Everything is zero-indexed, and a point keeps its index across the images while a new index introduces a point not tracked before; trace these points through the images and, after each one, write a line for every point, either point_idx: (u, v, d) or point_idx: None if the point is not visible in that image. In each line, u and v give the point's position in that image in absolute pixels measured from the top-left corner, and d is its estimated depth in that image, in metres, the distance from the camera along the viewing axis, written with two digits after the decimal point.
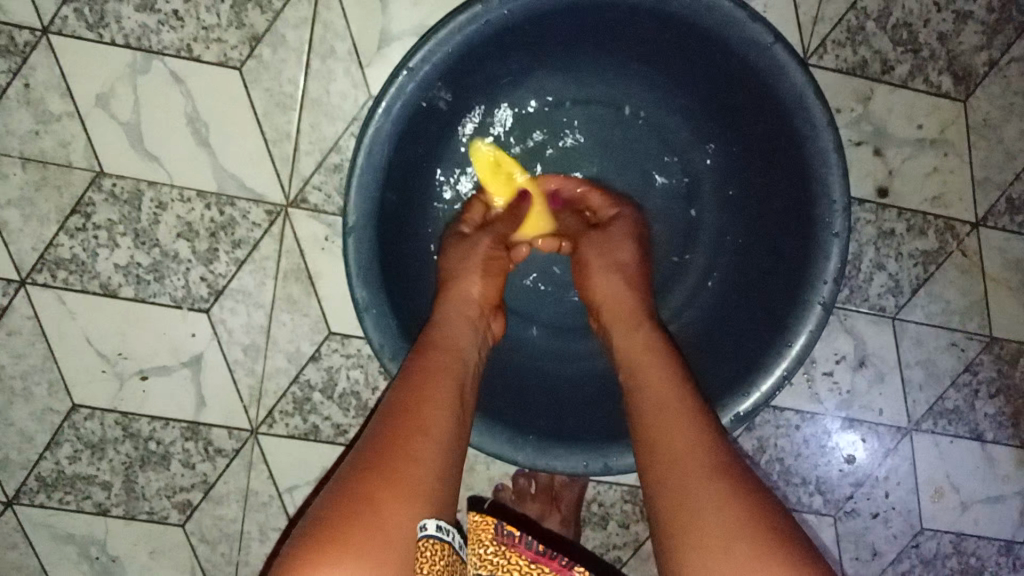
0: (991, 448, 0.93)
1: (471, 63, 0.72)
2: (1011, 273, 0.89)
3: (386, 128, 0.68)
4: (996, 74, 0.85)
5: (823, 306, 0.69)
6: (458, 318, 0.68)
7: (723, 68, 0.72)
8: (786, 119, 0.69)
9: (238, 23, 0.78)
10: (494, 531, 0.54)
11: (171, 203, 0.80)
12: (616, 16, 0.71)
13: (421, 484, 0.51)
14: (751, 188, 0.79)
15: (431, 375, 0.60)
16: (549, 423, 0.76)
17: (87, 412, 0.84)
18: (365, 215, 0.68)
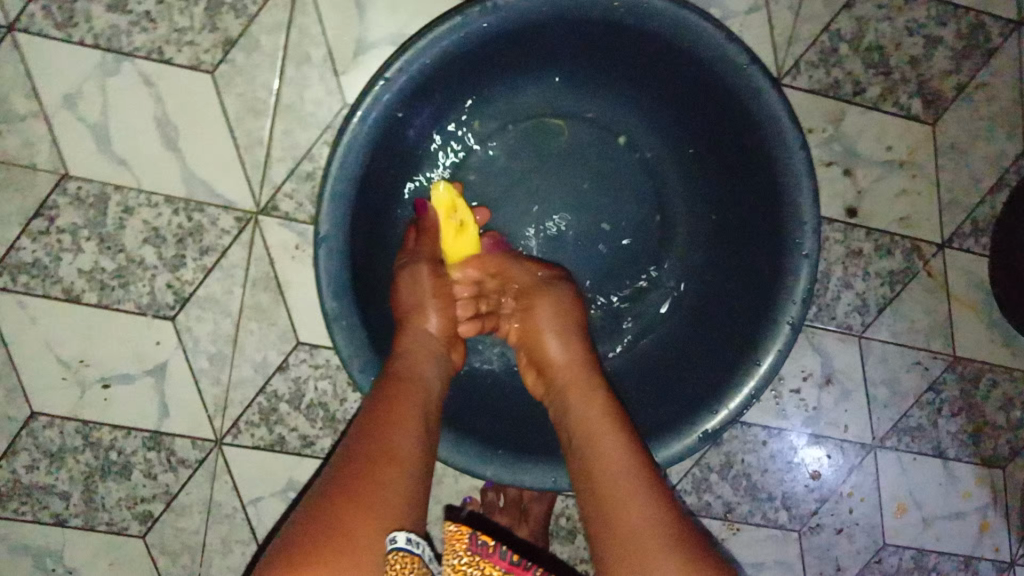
0: (953, 466, 0.94)
1: (448, 74, 0.71)
2: (975, 294, 0.91)
3: (361, 136, 0.67)
4: (963, 99, 0.87)
5: (792, 326, 0.70)
6: (420, 347, 0.68)
7: (700, 86, 0.72)
8: (761, 139, 0.69)
9: (212, 27, 0.77)
10: (469, 542, 0.57)
11: (138, 208, 0.79)
12: (595, 32, 0.71)
13: (396, 508, 0.51)
14: (723, 206, 0.79)
15: (396, 402, 0.59)
16: (519, 436, 0.75)
17: (46, 420, 0.82)
18: (336, 224, 0.67)
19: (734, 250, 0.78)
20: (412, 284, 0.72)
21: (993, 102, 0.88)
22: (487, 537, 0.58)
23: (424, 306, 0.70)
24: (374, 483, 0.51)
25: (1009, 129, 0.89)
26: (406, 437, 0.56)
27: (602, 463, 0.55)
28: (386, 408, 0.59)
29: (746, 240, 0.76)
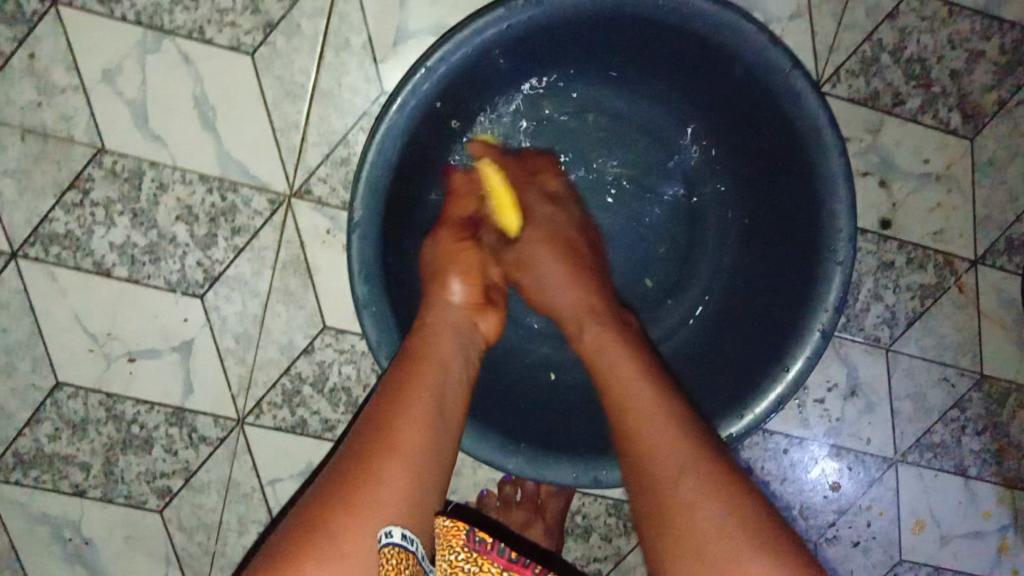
0: (975, 484, 0.93)
1: (488, 65, 0.71)
2: (1007, 312, 0.90)
3: (400, 123, 0.66)
4: (1004, 115, 0.86)
5: (823, 334, 0.69)
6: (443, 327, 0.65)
7: (740, 89, 0.72)
8: (800, 144, 0.68)
9: (253, 8, 0.77)
10: (465, 537, 0.53)
11: (172, 185, 0.79)
12: (636, 29, 0.71)
13: (386, 514, 0.50)
14: (757, 210, 0.79)
15: (404, 387, 0.57)
16: (541, 432, 0.75)
17: (71, 392, 0.82)
18: (370, 210, 0.67)
19: (765, 254, 0.78)
20: (436, 252, 0.71)
21: None
22: (484, 532, 0.54)
23: (447, 269, 0.69)
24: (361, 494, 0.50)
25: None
26: (410, 431, 0.54)
27: (645, 455, 0.53)
28: (390, 397, 0.57)
29: (781, 240, 0.75)
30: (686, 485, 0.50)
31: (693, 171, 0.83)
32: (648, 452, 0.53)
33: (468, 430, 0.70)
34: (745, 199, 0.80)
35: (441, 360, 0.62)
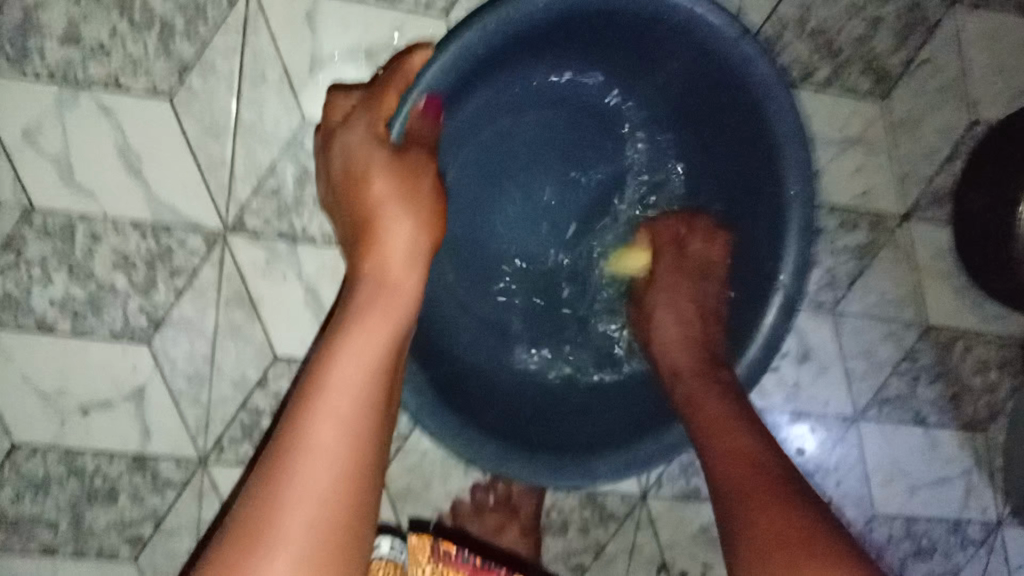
0: (934, 432, 0.96)
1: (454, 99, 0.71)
2: (943, 262, 0.92)
3: None
4: (914, 72, 0.88)
5: (793, 275, 0.72)
6: (403, 228, 0.60)
7: (695, 64, 0.73)
8: (752, 110, 0.70)
9: (166, 51, 0.77)
10: (431, 551, 0.65)
11: (105, 235, 0.79)
12: (590, 27, 0.72)
13: (347, 450, 0.47)
14: (717, 174, 0.81)
15: (361, 313, 0.54)
16: (555, 436, 0.77)
17: (29, 450, 0.82)
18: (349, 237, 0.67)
19: (729, 226, 0.80)
20: (368, 154, 0.63)
21: (945, 72, 0.88)
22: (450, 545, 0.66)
23: (369, 164, 0.63)
24: (302, 462, 0.46)
25: (965, 97, 0.89)
26: (351, 348, 0.50)
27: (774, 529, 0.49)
28: (347, 320, 0.53)
29: (743, 200, 0.77)
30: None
31: (657, 152, 0.84)
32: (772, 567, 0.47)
33: (496, 452, 0.70)
34: (712, 158, 0.81)
35: (399, 269, 0.59)
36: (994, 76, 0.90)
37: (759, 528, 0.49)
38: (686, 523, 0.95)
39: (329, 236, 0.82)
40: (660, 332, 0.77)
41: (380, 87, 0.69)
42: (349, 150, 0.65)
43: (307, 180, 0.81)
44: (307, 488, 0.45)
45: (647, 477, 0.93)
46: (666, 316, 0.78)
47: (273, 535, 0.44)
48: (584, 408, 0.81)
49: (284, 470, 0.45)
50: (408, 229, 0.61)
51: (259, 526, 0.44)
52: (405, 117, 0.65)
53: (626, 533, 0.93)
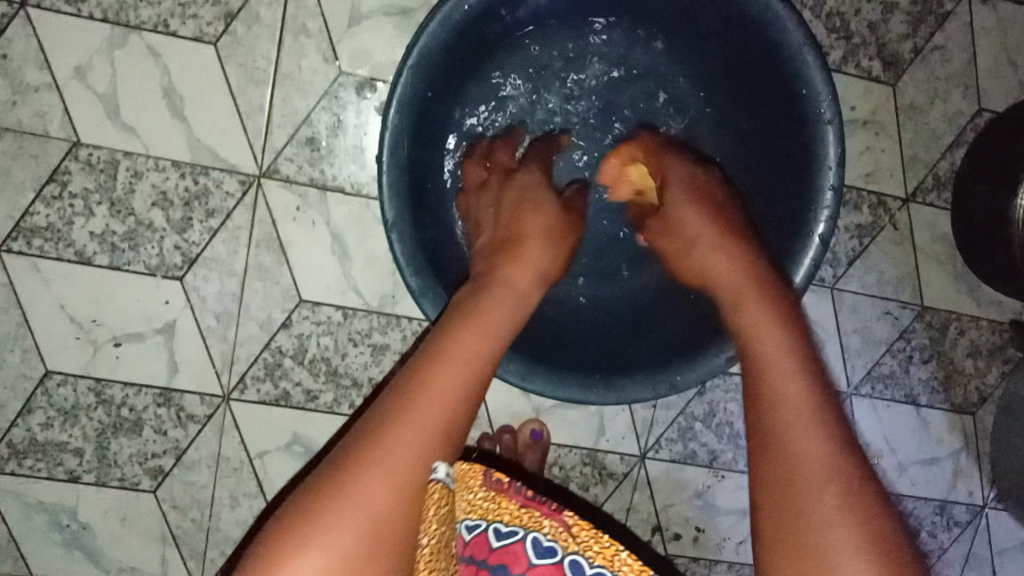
0: (926, 412, 1.00)
1: (483, 22, 0.76)
2: (940, 246, 0.96)
3: (407, 95, 0.72)
4: (919, 61, 0.92)
5: (835, 190, 0.74)
6: (540, 239, 0.72)
7: (704, 4, 0.78)
8: (764, 35, 0.74)
9: (213, 0, 0.81)
10: (483, 478, 0.54)
11: (146, 172, 0.83)
12: None
13: (465, 403, 0.57)
14: (742, 114, 0.84)
15: (477, 314, 0.63)
16: (591, 357, 0.82)
17: (61, 378, 0.86)
18: (396, 155, 0.73)
19: (756, 162, 0.84)
20: (489, 199, 0.77)
21: (952, 63, 0.93)
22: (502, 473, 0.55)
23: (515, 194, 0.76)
24: (431, 399, 0.55)
25: (969, 88, 0.93)
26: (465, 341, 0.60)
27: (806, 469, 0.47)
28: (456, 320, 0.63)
29: (772, 132, 0.81)
30: (821, 507, 0.45)
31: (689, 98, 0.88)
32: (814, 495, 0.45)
33: (527, 372, 0.77)
34: (736, 101, 0.84)
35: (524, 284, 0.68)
36: (996, 70, 0.94)
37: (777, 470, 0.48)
38: (684, 487, 0.98)
39: (358, 185, 0.86)
40: (682, 229, 0.73)
41: (451, 69, 0.77)
42: (492, 190, 0.78)
43: (339, 131, 0.84)
44: (427, 425, 0.54)
45: (647, 440, 0.96)
46: (684, 212, 0.74)
47: (372, 468, 0.51)
48: (609, 340, 0.86)
49: (400, 411, 0.54)
50: (550, 255, 0.72)
51: (363, 464, 0.52)
52: (410, 81, 0.71)
53: (626, 493, 0.97)
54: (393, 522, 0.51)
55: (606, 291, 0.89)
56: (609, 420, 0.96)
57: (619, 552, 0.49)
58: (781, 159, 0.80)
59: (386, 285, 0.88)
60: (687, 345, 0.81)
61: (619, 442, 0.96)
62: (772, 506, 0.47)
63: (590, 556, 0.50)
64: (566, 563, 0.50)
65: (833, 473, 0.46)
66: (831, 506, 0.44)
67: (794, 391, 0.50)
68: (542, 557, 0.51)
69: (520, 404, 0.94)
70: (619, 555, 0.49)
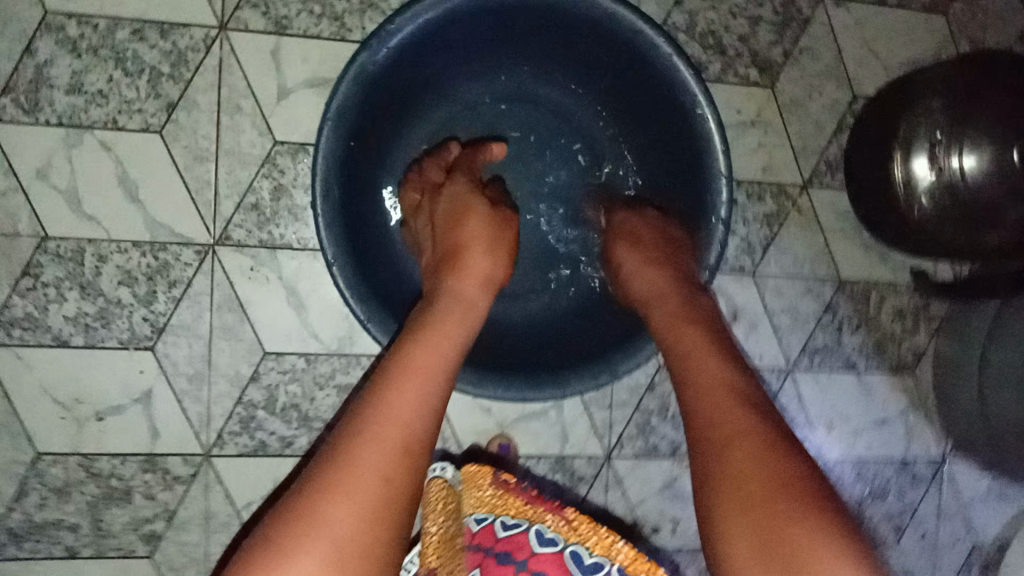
0: (865, 377, 1.07)
1: (392, 78, 0.85)
2: (846, 223, 1.05)
3: (330, 149, 0.81)
4: (792, 61, 1.02)
5: (727, 176, 0.84)
6: (477, 255, 0.80)
7: (580, 38, 0.87)
8: (637, 53, 0.84)
9: (155, 94, 0.91)
10: (490, 475, 0.73)
11: (111, 255, 0.91)
12: (480, 22, 0.86)
13: (422, 428, 0.59)
14: (638, 129, 0.94)
15: (434, 335, 0.68)
16: (538, 361, 0.89)
17: (50, 459, 0.92)
18: (329, 203, 0.81)
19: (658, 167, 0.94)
20: (427, 217, 0.86)
21: (821, 59, 1.03)
22: (507, 474, 0.73)
23: (449, 207, 0.84)
24: (393, 428, 0.57)
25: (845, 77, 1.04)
26: (422, 355, 0.64)
27: (746, 464, 0.55)
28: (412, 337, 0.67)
29: (666, 138, 0.91)
30: (797, 517, 0.50)
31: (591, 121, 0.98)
32: (751, 474, 0.54)
33: (483, 382, 0.83)
34: (631, 119, 0.95)
35: (469, 296, 0.76)
36: (864, 60, 1.04)
37: (728, 466, 0.56)
38: (651, 480, 1.03)
39: (304, 240, 0.94)
40: (625, 264, 0.86)
41: (372, 124, 0.87)
42: (427, 208, 0.87)
43: (281, 194, 0.93)
44: (399, 455, 0.56)
45: (609, 439, 1.02)
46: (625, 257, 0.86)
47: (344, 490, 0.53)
48: (552, 345, 0.93)
49: (364, 426, 0.57)
50: (491, 259, 0.81)
51: (333, 487, 0.53)
52: (331, 136, 0.80)
53: (597, 494, 1.02)
54: (367, 538, 0.51)
55: (544, 303, 0.97)
56: (569, 427, 1.01)
57: (614, 543, 0.68)
58: (679, 160, 0.90)
59: (342, 327, 0.96)
60: (623, 336, 0.88)
61: (583, 445, 1.01)
62: (734, 505, 0.53)
63: (590, 547, 0.68)
64: (567, 552, 0.67)
65: (796, 495, 0.52)
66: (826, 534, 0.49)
67: (759, 448, 0.56)
68: (545, 545, 0.67)
69: (483, 422, 0.99)
70: (613, 544, 0.68)
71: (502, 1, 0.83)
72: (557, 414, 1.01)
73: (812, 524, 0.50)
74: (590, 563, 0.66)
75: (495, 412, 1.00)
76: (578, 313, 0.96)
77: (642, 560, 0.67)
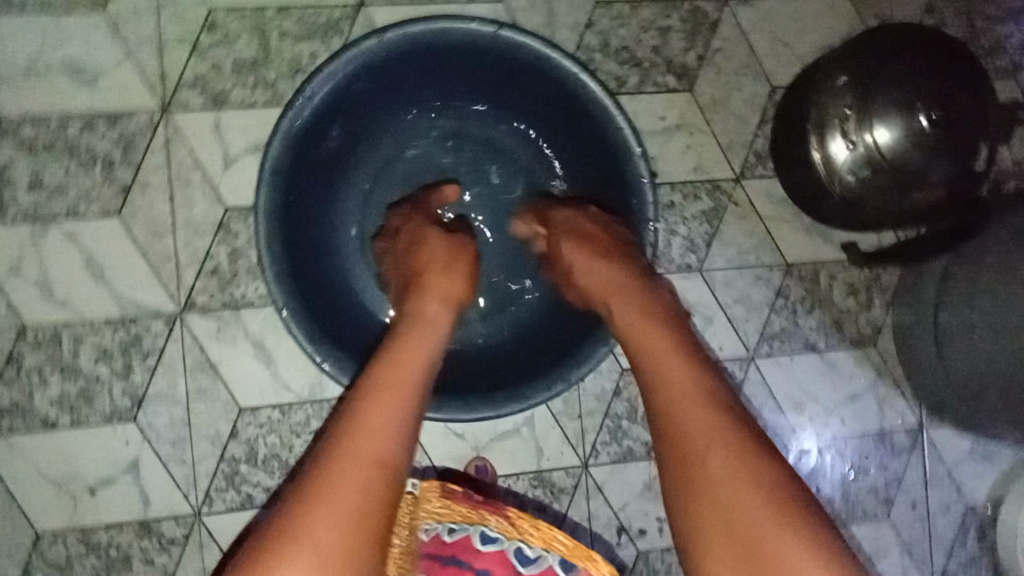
0: (829, 355, 1.09)
1: (322, 132, 0.91)
2: (784, 209, 1.08)
3: (269, 205, 0.85)
4: (706, 65, 1.08)
5: (648, 177, 0.89)
6: (440, 275, 0.83)
7: (492, 69, 0.93)
8: (545, 73, 0.90)
9: (110, 180, 0.97)
10: (438, 488, 0.77)
11: (86, 335, 0.97)
12: (398, 70, 0.92)
13: (399, 441, 0.62)
14: (564, 146, 1.00)
15: (408, 347, 0.71)
16: (495, 379, 0.93)
17: (50, 536, 0.96)
18: (274, 256, 0.86)
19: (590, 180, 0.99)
20: (390, 254, 0.90)
21: (734, 59, 1.08)
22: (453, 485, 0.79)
23: (409, 240, 0.89)
24: (364, 449, 0.59)
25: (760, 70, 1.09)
26: (400, 364, 0.68)
27: (741, 487, 0.60)
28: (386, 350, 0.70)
29: (590, 150, 0.95)
30: (789, 538, 0.57)
31: (523, 144, 1.03)
32: (741, 499, 0.59)
33: (443, 404, 0.87)
34: (556, 138, 1.00)
35: (433, 310, 0.78)
36: (778, 54, 1.09)
37: (712, 493, 0.61)
38: (633, 483, 1.05)
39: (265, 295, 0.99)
40: (574, 261, 0.88)
41: (309, 177, 0.92)
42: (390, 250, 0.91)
43: (238, 256, 0.99)
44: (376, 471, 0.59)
45: (584, 449, 1.04)
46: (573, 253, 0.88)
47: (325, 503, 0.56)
48: (509, 362, 0.96)
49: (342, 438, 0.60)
50: (449, 280, 0.83)
51: (314, 497, 0.56)
52: (268, 193, 0.85)
53: (582, 504, 1.03)
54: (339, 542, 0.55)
55: (499, 324, 1.01)
56: (544, 442, 1.03)
57: (552, 534, 0.74)
58: (606, 168, 0.95)
59: (312, 375, 1.00)
60: (573, 342, 0.92)
61: (560, 458, 1.03)
62: (710, 530, 0.60)
63: (532, 541, 0.74)
64: (510, 549, 0.73)
65: (779, 514, 0.58)
66: (794, 539, 0.57)
67: (736, 470, 0.61)
68: (489, 544, 0.73)
69: (459, 447, 1.02)
70: (554, 537, 0.74)
71: (411, 47, 0.88)
72: (530, 431, 1.03)
73: (795, 544, 0.57)
74: (532, 556, 0.73)
75: (469, 435, 1.02)
76: (532, 328, 1.00)
77: (580, 548, 0.73)
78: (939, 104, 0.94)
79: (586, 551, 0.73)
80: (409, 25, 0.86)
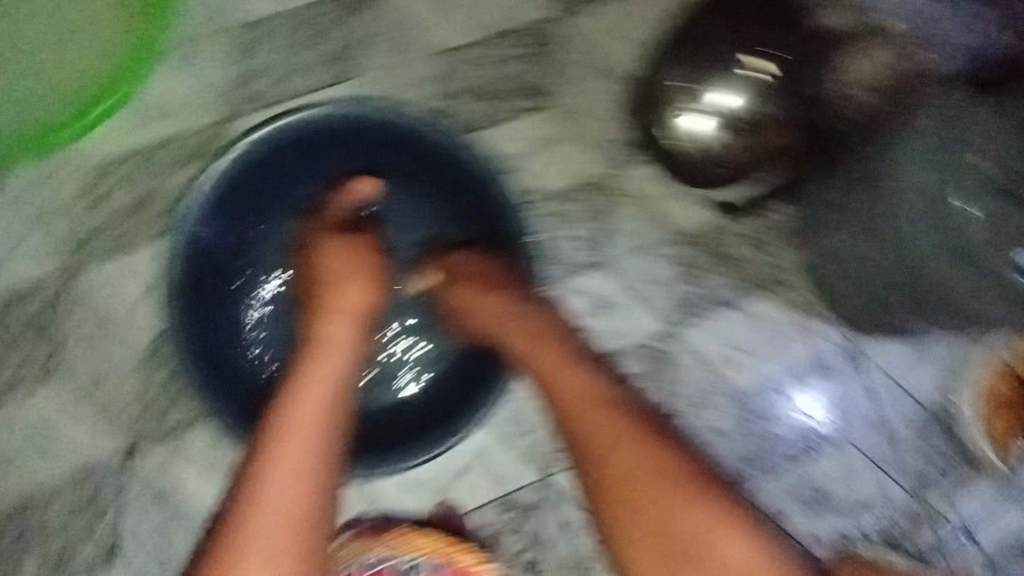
0: (749, 308, 1.12)
1: (218, 237, 1.00)
2: (670, 186, 1.11)
3: (182, 312, 0.96)
4: (557, 72, 1.09)
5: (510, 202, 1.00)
6: (348, 284, 0.88)
7: (355, 143, 1.04)
8: (400, 134, 1.02)
9: (28, 353, 1.01)
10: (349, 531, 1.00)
11: (47, 503, 1.00)
12: (273, 165, 1.02)
13: (311, 470, 0.72)
14: (442, 193, 1.06)
15: (315, 373, 0.79)
16: (427, 424, 1.03)
17: None
18: (198, 358, 0.97)
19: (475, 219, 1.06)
20: (303, 264, 0.94)
21: (582, 59, 1.10)
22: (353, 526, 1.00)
23: (311, 252, 0.92)
24: (272, 486, 0.70)
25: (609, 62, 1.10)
26: (309, 393, 0.77)
27: (642, 470, 0.78)
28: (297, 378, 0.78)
29: (461, 193, 1.06)
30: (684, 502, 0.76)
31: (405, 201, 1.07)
32: (644, 479, 0.78)
33: (379, 459, 0.99)
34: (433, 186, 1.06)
35: (341, 332, 0.84)
36: (622, 39, 1.10)
37: (619, 469, 0.79)
38: None
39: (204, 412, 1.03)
40: (463, 294, 0.97)
41: (214, 284, 1.01)
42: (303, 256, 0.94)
43: (168, 385, 1.03)
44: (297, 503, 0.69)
45: (542, 462, 1.08)
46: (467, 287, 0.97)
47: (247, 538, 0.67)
48: (441, 402, 1.05)
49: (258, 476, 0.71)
50: (355, 292, 0.87)
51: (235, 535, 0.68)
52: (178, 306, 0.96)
53: (552, 513, 1.08)
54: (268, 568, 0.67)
55: (429, 371, 1.06)
56: (501, 467, 1.08)
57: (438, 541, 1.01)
58: (477, 208, 1.06)
59: None
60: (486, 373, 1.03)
61: (520, 477, 1.08)
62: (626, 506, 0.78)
63: None
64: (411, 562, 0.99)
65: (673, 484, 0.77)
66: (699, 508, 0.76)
67: (640, 457, 0.79)
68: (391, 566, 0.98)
69: (424, 497, 1.06)
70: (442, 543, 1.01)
71: (281, 140, 1.01)
72: (486, 461, 1.07)
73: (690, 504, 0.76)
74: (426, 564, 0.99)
75: (432, 483, 1.06)
76: (460, 367, 1.06)
77: None
78: (784, 56, 1.02)
79: (461, 548, 1.01)
80: (278, 120, 0.99)
